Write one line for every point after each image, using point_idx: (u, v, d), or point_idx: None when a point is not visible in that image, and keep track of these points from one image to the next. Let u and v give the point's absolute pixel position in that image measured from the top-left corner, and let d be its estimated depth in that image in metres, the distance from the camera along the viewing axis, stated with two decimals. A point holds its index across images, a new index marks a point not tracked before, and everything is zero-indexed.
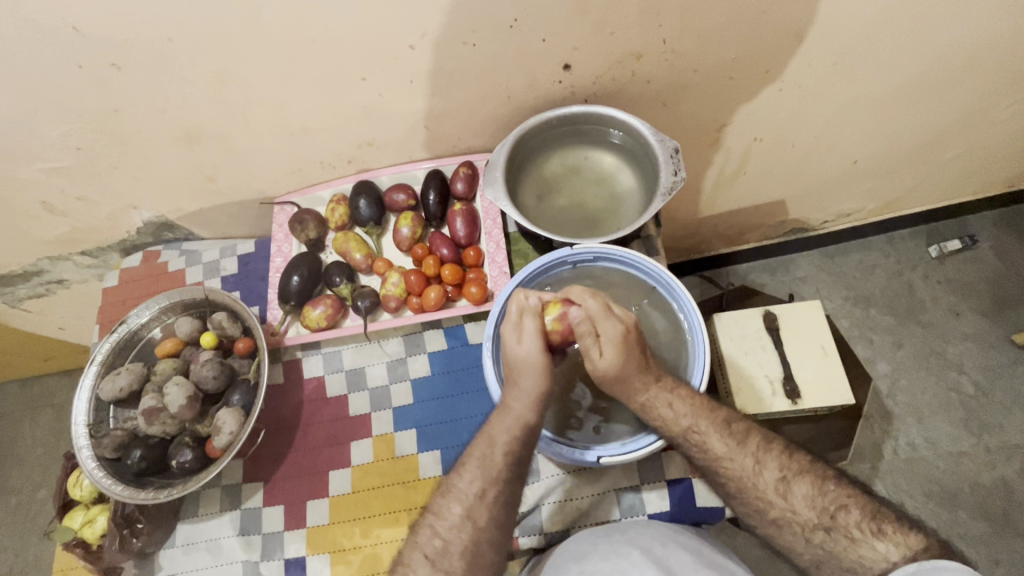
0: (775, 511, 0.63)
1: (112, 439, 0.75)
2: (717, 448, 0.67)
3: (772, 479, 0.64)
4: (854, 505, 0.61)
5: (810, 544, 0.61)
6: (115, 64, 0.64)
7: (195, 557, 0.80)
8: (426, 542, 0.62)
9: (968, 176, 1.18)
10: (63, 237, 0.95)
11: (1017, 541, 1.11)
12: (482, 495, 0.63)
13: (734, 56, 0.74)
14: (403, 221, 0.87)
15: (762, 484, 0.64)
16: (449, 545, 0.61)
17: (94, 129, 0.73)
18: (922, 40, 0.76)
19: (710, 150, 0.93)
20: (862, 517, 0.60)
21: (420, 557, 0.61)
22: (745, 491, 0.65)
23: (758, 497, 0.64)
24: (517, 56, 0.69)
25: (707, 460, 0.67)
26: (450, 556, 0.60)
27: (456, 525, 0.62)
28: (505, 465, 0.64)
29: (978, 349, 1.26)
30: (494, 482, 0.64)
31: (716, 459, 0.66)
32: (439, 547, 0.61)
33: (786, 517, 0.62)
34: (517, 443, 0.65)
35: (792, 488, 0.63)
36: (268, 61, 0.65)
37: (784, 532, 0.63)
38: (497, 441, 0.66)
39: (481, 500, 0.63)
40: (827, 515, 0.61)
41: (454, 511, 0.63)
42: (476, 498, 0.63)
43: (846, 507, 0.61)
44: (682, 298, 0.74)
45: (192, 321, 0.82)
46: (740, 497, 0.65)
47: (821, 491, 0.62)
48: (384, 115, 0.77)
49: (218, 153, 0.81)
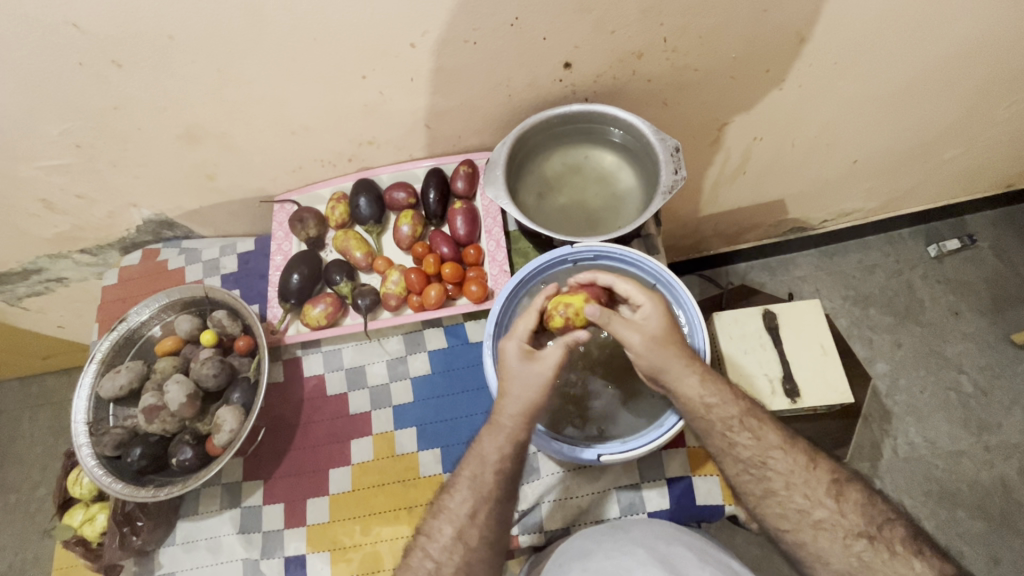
0: (820, 513, 0.62)
1: (111, 437, 0.75)
2: (772, 440, 0.65)
3: (825, 480, 0.64)
4: (900, 522, 0.62)
5: (847, 552, 0.61)
6: (115, 62, 0.64)
7: (195, 556, 0.80)
8: (419, 564, 0.62)
9: (968, 176, 1.18)
10: (63, 235, 0.95)
11: (1014, 540, 1.11)
12: (473, 516, 0.62)
13: (735, 55, 0.74)
14: (403, 219, 0.87)
15: (814, 484, 0.64)
16: (440, 567, 0.61)
17: (93, 126, 0.73)
18: (921, 40, 0.76)
19: (711, 149, 0.93)
20: (907, 534, 0.61)
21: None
22: (791, 488, 0.63)
23: (803, 497, 0.63)
24: (518, 55, 0.69)
25: (755, 452, 0.65)
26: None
27: (447, 548, 0.62)
28: (496, 483, 0.64)
29: (977, 348, 1.26)
30: (484, 502, 0.63)
31: (767, 451, 0.65)
32: (432, 569, 0.61)
33: (832, 519, 0.62)
34: (513, 450, 0.64)
35: (845, 493, 0.63)
36: (270, 59, 0.65)
37: (823, 537, 0.62)
38: (487, 460, 0.64)
39: (472, 521, 0.62)
40: (874, 526, 0.62)
41: (446, 532, 0.62)
42: (468, 519, 0.63)
43: (892, 520, 0.62)
44: (682, 296, 0.74)
45: (192, 319, 0.83)
46: (783, 495, 0.63)
47: (871, 502, 0.63)
48: (385, 114, 0.77)
49: (218, 152, 0.81)
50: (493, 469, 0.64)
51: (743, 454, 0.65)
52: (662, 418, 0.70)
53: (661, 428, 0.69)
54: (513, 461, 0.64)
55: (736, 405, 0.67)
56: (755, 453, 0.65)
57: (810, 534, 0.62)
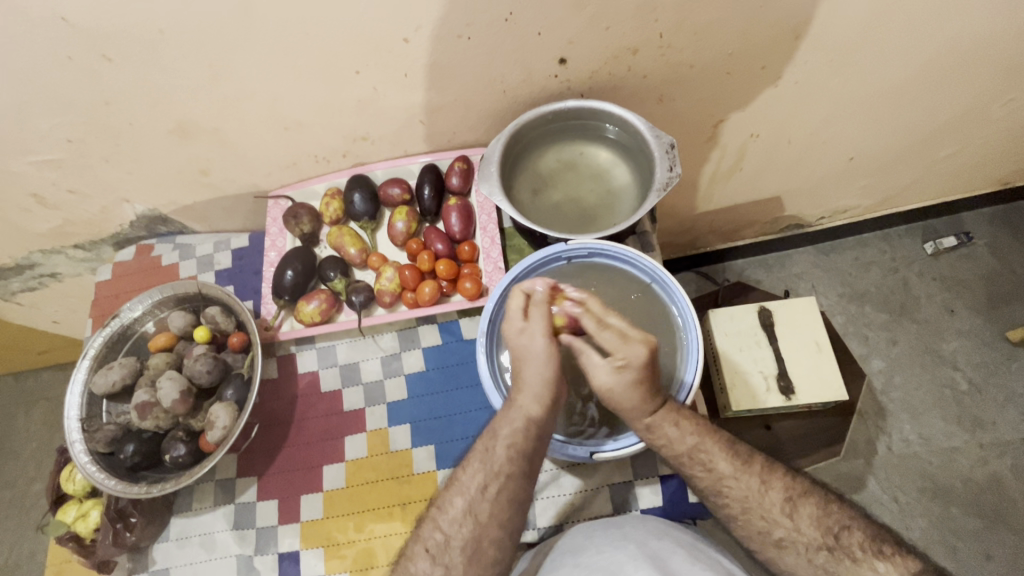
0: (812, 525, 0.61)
1: (105, 434, 0.75)
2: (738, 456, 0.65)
3: (777, 499, 0.64)
4: (856, 526, 0.62)
5: (822, 559, 0.60)
6: (105, 56, 0.63)
7: (189, 552, 0.80)
8: (428, 536, 0.63)
9: (964, 173, 1.18)
10: (56, 230, 0.94)
11: (1006, 535, 1.12)
12: (484, 491, 0.63)
13: (730, 51, 0.73)
14: (398, 216, 0.87)
15: (768, 505, 0.64)
16: (449, 540, 0.61)
17: (85, 121, 0.73)
18: (917, 37, 0.76)
19: (706, 146, 0.93)
20: (864, 537, 0.61)
21: (421, 551, 0.62)
22: (749, 512, 0.64)
23: (762, 518, 0.64)
24: (512, 50, 0.69)
25: (710, 482, 0.66)
26: (452, 552, 0.61)
27: (457, 520, 0.62)
28: (508, 460, 0.64)
29: (972, 346, 1.27)
30: (494, 477, 0.63)
31: (720, 479, 0.66)
32: (440, 541, 0.62)
33: (791, 537, 0.62)
34: (506, 448, 0.64)
35: (798, 509, 0.63)
36: (263, 54, 0.65)
37: (786, 554, 0.62)
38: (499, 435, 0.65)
39: (481, 495, 0.63)
40: (831, 536, 0.62)
41: (457, 504, 0.63)
42: (478, 493, 0.63)
43: (849, 527, 0.62)
44: (676, 294, 0.74)
45: (185, 315, 0.82)
46: (743, 519, 0.65)
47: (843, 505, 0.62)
48: (379, 109, 0.77)
49: (212, 147, 0.80)
50: (504, 446, 0.64)
51: (700, 485, 0.67)
52: None
53: None
54: (525, 441, 0.64)
55: None
56: (710, 482, 0.66)
57: (775, 552, 0.63)
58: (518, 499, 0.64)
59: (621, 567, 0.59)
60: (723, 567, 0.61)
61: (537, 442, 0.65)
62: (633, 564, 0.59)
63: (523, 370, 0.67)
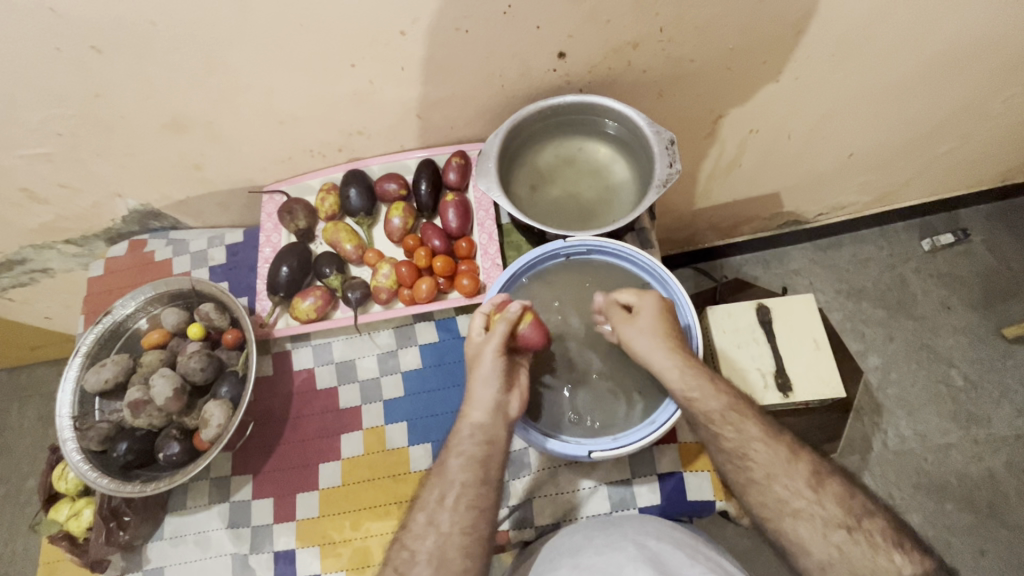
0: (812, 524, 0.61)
1: (96, 432, 0.74)
2: (735, 455, 0.65)
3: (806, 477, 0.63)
4: (879, 517, 0.62)
5: (819, 558, 0.60)
6: (95, 47, 0.62)
7: (183, 550, 0.79)
8: (395, 556, 0.62)
9: (963, 170, 1.18)
10: (47, 225, 0.93)
11: (1001, 531, 1.13)
12: (443, 500, 0.63)
13: (731, 46, 0.73)
14: (394, 212, 0.86)
15: (793, 479, 0.63)
16: (415, 554, 0.61)
17: (76, 114, 0.71)
18: (919, 32, 0.75)
19: (706, 141, 0.92)
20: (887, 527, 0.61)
21: (389, 572, 0.61)
22: (771, 483, 0.63)
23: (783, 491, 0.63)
24: (510, 44, 0.68)
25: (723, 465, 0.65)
26: (416, 564, 0.60)
27: (419, 533, 0.62)
28: (463, 469, 0.64)
29: (968, 342, 1.27)
30: (449, 486, 0.63)
31: (747, 444, 0.64)
32: (406, 558, 0.61)
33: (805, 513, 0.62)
34: None
35: (824, 485, 0.63)
36: (257, 46, 0.64)
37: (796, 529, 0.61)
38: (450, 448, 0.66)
39: (441, 505, 0.63)
40: (853, 518, 0.61)
41: (454, 503, 0.62)
42: (437, 503, 0.63)
43: (873, 514, 0.62)
44: (676, 292, 0.73)
45: (178, 312, 0.81)
46: (762, 485, 0.63)
47: (841, 504, 0.62)
48: (375, 103, 0.76)
49: (205, 141, 0.79)
50: (457, 456, 0.65)
51: (725, 446, 0.65)
52: (654, 414, 0.69)
53: (653, 425, 0.68)
54: (481, 447, 0.65)
55: (728, 400, 0.66)
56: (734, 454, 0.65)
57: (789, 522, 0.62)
58: (483, 507, 0.63)
59: (620, 569, 0.59)
60: (723, 569, 0.61)
61: (489, 448, 0.65)
62: (633, 566, 0.58)
63: (476, 384, 0.66)
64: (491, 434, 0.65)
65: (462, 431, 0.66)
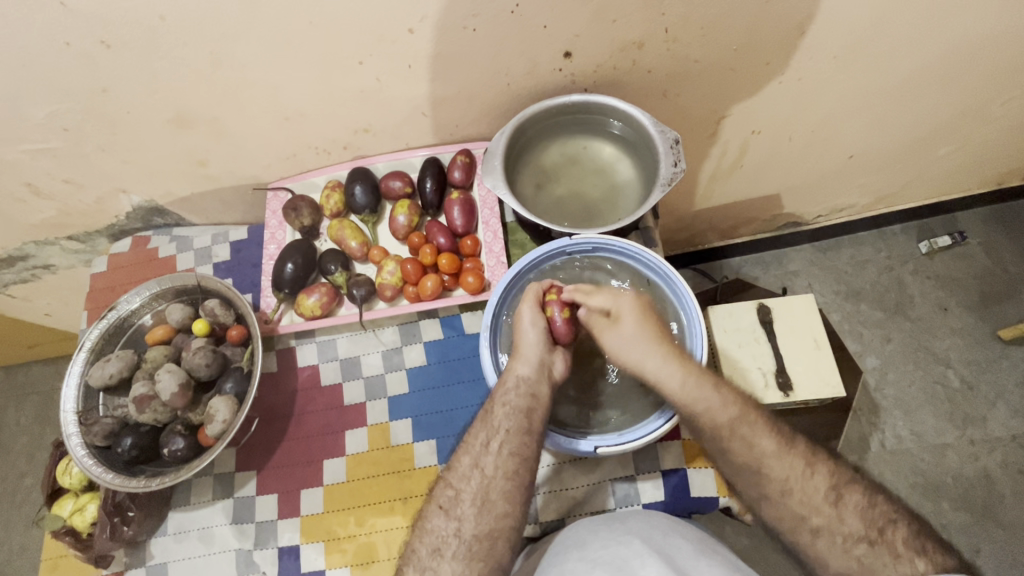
0: (817, 516, 0.61)
1: (102, 427, 0.74)
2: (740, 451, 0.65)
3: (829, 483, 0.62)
4: (891, 528, 0.60)
5: (821, 557, 0.59)
6: (104, 42, 0.62)
7: (187, 546, 0.79)
8: (440, 494, 0.64)
9: (960, 172, 1.19)
10: (50, 220, 0.93)
11: (997, 531, 1.14)
12: (488, 446, 0.64)
13: (735, 46, 0.73)
14: (399, 209, 0.86)
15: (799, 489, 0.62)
16: (459, 493, 0.62)
17: (83, 109, 0.72)
18: (921, 35, 0.76)
19: (708, 142, 0.93)
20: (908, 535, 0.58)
21: (435, 508, 0.62)
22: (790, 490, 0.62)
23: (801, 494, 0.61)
24: (517, 42, 0.68)
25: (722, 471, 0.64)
26: (462, 504, 0.61)
27: (465, 474, 0.63)
28: (506, 417, 0.65)
29: (965, 344, 1.28)
30: (495, 432, 0.65)
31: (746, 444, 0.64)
32: (451, 496, 0.62)
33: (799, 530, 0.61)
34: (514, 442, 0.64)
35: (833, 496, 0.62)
36: (265, 42, 0.64)
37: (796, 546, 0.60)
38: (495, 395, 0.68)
39: (487, 450, 0.64)
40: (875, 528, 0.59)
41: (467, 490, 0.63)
42: (482, 448, 0.64)
43: (885, 524, 0.60)
44: (680, 289, 0.74)
45: (183, 308, 0.81)
46: (779, 491, 0.62)
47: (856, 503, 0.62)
48: (382, 100, 0.76)
49: (211, 137, 0.79)
50: (502, 405, 0.66)
51: (737, 440, 0.65)
52: (659, 411, 0.70)
53: (657, 422, 0.69)
54: (523, 400, 0.66)
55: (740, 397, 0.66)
56: (741, 458, 0.64)
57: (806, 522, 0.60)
58: (526, 457, 0.64)
59: (628, 562, 0.59)
60: (728, 562, 0.61)
61: (532, 401, 0.66)
62: (641, 560, 0.58)
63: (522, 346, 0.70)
64: (533, 389, 0.67)
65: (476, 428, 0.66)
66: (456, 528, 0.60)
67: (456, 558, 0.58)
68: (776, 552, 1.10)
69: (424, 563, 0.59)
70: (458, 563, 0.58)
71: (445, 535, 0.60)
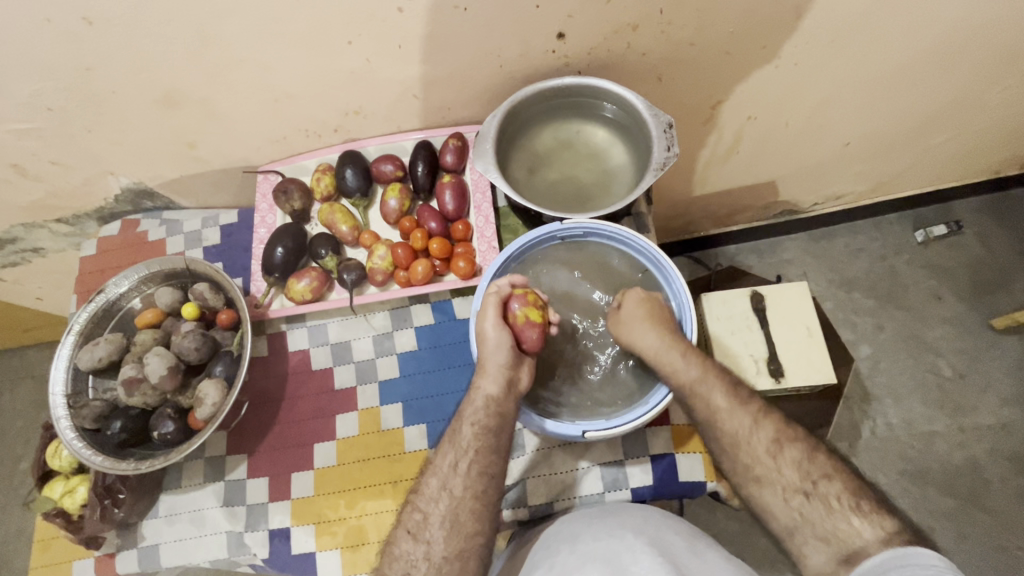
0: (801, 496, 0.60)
1: (91, 410, 0.74)
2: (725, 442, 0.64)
3: (759, 446, 0.63)
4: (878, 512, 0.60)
5: None
6: (86, 18, 0.61)
7: (178, 528, 0.80)
8: (409, 518, 0.63)
9: (959, 161, 1.18)
10: (37, 203, 0.92)
11: (982, 517, 1.15)
12: (455, 467, 0.64)
13: (731, 29, 0.72)
14: (391, 193, 0.86)
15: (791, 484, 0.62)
16: (428, 517, 0.62)
17: (66, 89, 0.70)
18: (919, 21, 0.75)
19: (704, 128, 0.92)
20: None
21: (402, 532, 0.62)
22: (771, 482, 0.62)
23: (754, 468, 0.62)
24: (509, 23, 0.67)
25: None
26: (430, 528, 0.61)
27: (433, 498, 0.63)
28: (477, 437, 0.65)
29: (957, 332, 1.28)
30: (466, 454, 0.64)
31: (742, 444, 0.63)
32: (419, 520, 0.62)
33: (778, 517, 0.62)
34: (479, 437, 0.64)
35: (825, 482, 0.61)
36: (253, 21, 0.63)
37: None
38: (462, 417, 0.66)
39: (455, 472, 0.63)
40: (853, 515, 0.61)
41: (431, 484, 0.64)
42: (450, 470, 0.64)
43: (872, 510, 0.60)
44: (670, 276, 0.74)
45: (172, 291, 0.81)
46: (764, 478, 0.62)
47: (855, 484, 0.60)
48: (372, 82, 0.75)
49: (199, 118, 0.78)
50: (471, 424, 0.65)
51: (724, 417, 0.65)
52: (646, 400, 0.70)
53: (645, 409, 0.69)
54: (493, 417, 0.65)
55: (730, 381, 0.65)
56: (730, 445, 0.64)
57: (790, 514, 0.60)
58: (493, 475, 0.64)
59: (622, 558, 0.59)
60: (720, 557, 0.61)
61: (501, 419, 0.65)
62: (633, 556, 0.59)
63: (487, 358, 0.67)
64: (502, 405, 0.66)
65: (457, 431, 0.66)
66: (424, 552, 0.60)
67: None
68: (765, 537, 1.11)
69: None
70: None
71: (413, 560, 0.60)
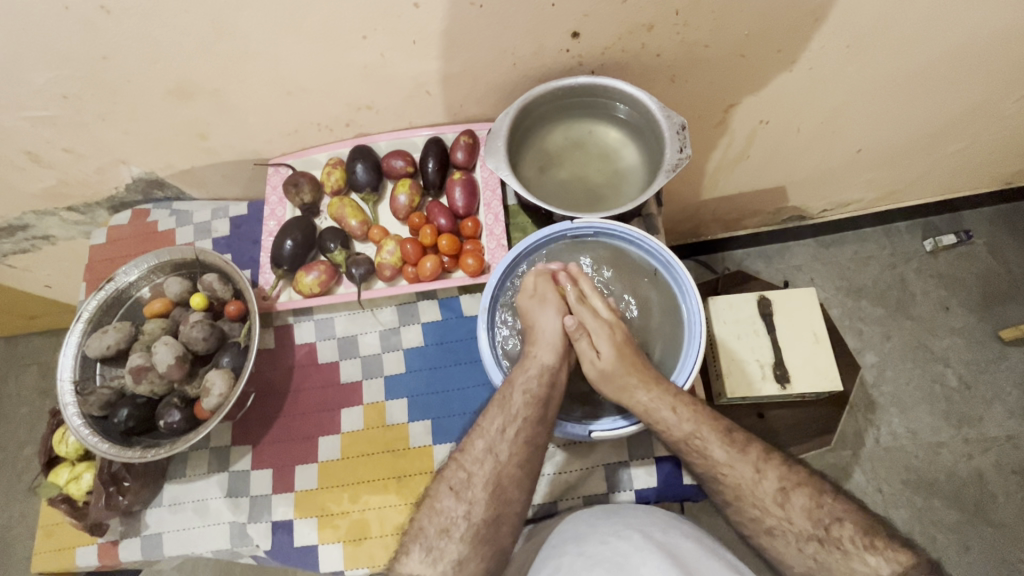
0: None
1: (97, 397, 0.74)
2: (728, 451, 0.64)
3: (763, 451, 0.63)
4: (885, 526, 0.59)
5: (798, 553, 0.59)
6: (103, 7, 0.61)
7: (181, 518, 0.80)
8: (452, 475, 0.64)
9: (972, 170, 1.17)
10: (49, 190, 0.92)
11: (985, 529, 1.14)
12: (504, 432, 0.65)
13: (746, 32, 0.72)
14: (401, 189, 0.85)
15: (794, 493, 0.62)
16: (472, 476, 0.63)
17: (82, 77, 0.71)
18: (937, 28, 0.74)
19: (716, 131, 0.92)
20: None
21: (445, 489, 0.63)
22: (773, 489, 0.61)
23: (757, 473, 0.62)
24: (525, 20, 0.67)
25: (706, 468, 0.66)
26: (473, 488, 0.63)
27: (478, 458, 0.64)
28: (525, 405, 0.66)
29: (964, 343, 1.28)
30: (515, 420, 0.65)
31: None
32: (463, 479, 0.63)
33: (781, 527, 0.61)
34: (529, 403, 0.66)
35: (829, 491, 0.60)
36: (269, 13, 0.63)
37: None
38: (515, 381, 0.67)
39: (502, 436, 0.65)
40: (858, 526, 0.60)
41: (478, 445, 0.65)
42: (498, 434, 0.65)
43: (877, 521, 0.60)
44: (680, 276, 0.73)
45: (182, 281, 0.81)
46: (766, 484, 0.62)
47: None
48: (385, 77, 0.75)
49: (212, 110, 0.78)
50: (522, 392, 0.66)
51: None
52: None
53: None
54: (541, 390, 0.67)
55: None
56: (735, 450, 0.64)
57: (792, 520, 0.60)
58: (537, 446, 0.66)
59: (630, 558, 0.58)
60: (727, 562, 0.60)
61: (551, 390, 0.67)
62: (641, 555, 0.58)
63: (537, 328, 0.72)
64: (552, 376, 0.69)
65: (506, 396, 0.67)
66: (466, 510, 0.61)
67: (464, 541, 0.60)
68: None
69: (432, 542, 0.60)
70: (466, 545, 0.60)
71: (455, 517, 0.61)
